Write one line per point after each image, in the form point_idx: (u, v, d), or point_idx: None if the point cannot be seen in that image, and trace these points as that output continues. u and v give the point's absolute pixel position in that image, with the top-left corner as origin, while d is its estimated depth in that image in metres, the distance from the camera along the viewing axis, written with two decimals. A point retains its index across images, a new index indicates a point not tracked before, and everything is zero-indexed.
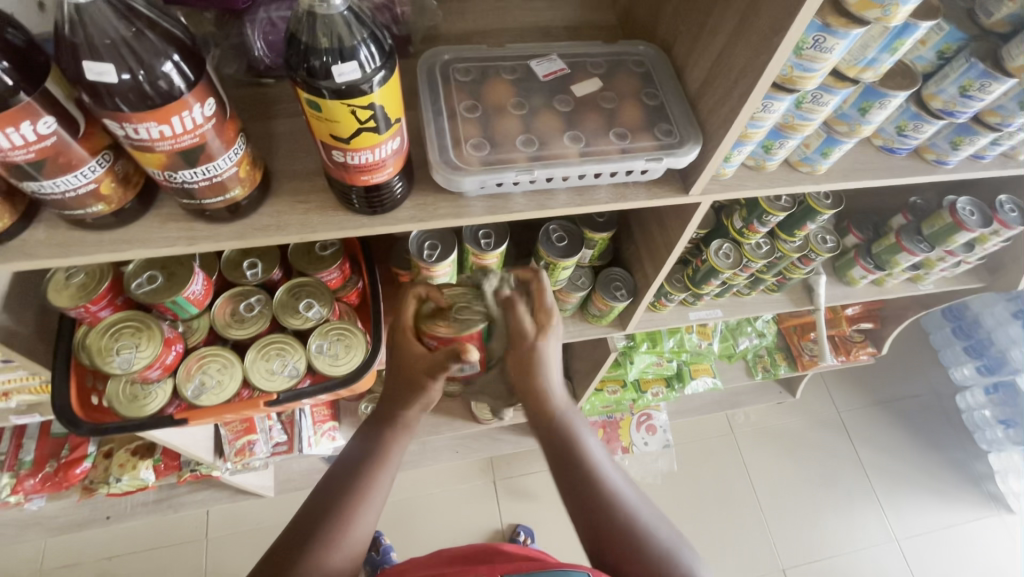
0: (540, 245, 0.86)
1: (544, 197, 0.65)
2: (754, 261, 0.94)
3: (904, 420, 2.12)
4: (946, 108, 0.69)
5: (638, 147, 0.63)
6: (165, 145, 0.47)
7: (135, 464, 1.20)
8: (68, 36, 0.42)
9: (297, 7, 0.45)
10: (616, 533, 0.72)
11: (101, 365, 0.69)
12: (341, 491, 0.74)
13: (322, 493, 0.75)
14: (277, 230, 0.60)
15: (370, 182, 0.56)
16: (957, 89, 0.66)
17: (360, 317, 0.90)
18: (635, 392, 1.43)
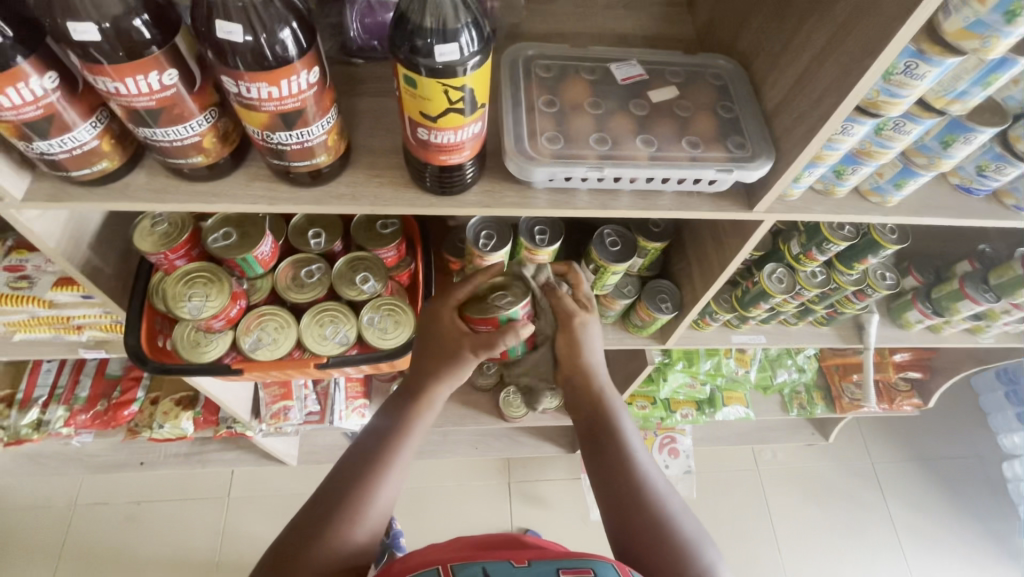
0: (593, 247, 0.87)
1: (608, 197, 0.67)
2: (807, 289, 0.93)
3: (943, 481, 2.01)
4: None
5: (709, 156, 0.63)
6: (270, 106, 0.50)
7: (177, 413, 1.26)
8: None
9: None
10: (638, 522, 0.74)
11: (173, 310, 0.74)
12: (365, 464, 0.77)
13: (353, 462, 0.78)
14: (351, 200, 0.64)
15: (446, 163, 0.58)
16: None
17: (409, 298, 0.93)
18: (664, 411, 1.42)
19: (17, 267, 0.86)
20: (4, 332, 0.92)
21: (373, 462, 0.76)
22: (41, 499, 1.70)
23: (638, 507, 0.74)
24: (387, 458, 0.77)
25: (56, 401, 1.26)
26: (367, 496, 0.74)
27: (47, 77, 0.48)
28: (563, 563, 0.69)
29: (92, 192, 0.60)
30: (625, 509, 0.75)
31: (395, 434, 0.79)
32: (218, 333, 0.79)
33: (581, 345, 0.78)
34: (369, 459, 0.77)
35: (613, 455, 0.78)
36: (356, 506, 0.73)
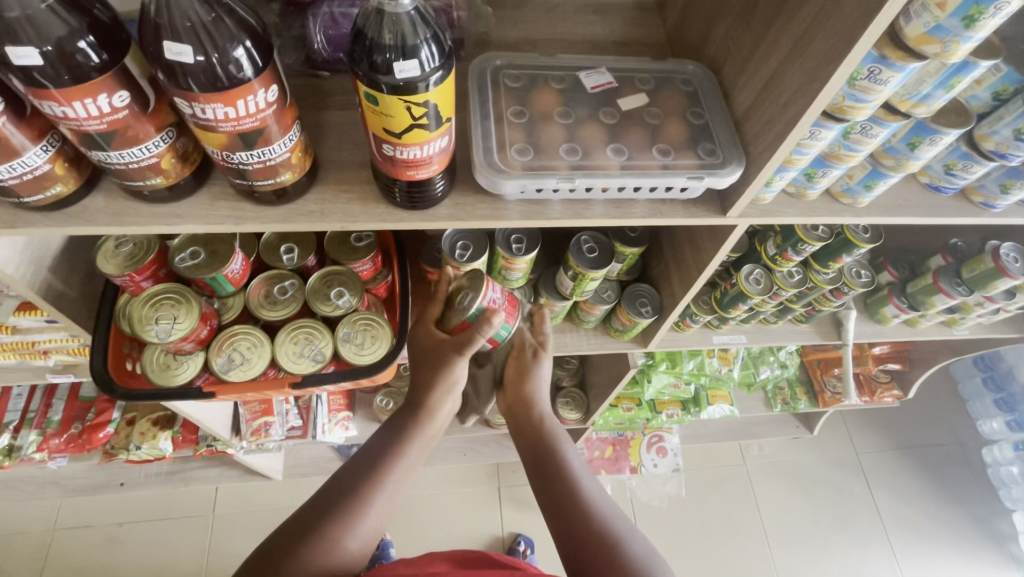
0: (571, 255, 0.86)
1: (581, 207, 0.66)
2: (784, 289, 0.94)
3: (926, 469, 2.05)
4: (997, 149, 0.67)
5: (681, 164, 0.63)
6: (227, 127, 0.49)
7: (155, 434, 1.23)
8: (152, 16, 0.45)
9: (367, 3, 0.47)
10: (594, 540, 0.72)
11: (140, 333, 0.71)
12: (359, 476, 0.76)
13: (343, 476, 0.78)
14: (319, 217, 0.62)
15: (414, 178, 0.57)
16: (1012, 131, 0.65)
17: (387, 310, 0.92)
18: (649, 412, 1.41)
19: None
20: None
21: (366, 474, 0.76)
22: (16, 525, 1.65)
23: (586, 533, 0.73)
24: (383, 471, 0.77)
25: (27, 425, 1.23)
26: (358, 510, 0.73)
27: None
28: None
29: (47, 218, 0.58)
30: (578, 539, 0.73)
31: (392, 449, 0.79)
32: (189, 356, 0.77)
33: (529, 373, 0.85)
34: (365, 472, 0.77)
35: (564, 476, 0.79)
36: (343, 519, 0.72)
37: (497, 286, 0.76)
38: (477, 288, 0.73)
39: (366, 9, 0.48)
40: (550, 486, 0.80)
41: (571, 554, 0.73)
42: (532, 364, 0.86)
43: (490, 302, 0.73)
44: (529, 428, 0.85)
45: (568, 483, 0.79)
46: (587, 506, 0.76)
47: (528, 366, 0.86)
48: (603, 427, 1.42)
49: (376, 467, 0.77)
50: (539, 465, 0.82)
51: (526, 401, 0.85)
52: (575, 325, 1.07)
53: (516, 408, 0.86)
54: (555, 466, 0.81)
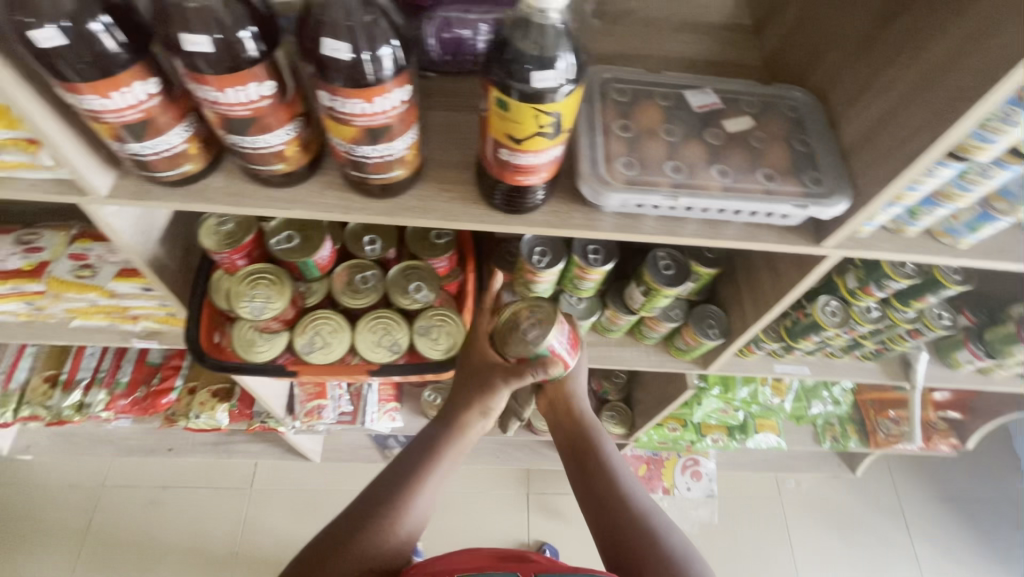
0: (647, 270, 0.86)
1: (675, 224, 0.67)
2: (861, 324, 0.92)
3: (973, 524, 1.96)
4: None
5: (784, 190, 0.63)
6: (361, 121, 0.50)
7: (213, 405, 1.27)
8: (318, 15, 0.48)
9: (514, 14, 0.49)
10: (631, 535, 0.74)
11: (236, 309, 0.75)
12: (401, 474, 0.79)
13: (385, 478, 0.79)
14: (421, 213, 0.64)
15: (521, 182, 0.59)
16: None
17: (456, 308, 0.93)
18: (695, 434, 1.39)
19: (81, 255, 0.88)
20: (62, 317, 0.94)
21: (406, 473, 0.78)
22: (70, 478, 1.73)
23: (623, 531, 0.74)
24: (422, 469, 0.79)
25: (97, 384, 1.29)
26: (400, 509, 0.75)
27: (150, 82, 0.49)
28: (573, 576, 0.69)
29: (173, 193, 0.61)
30: (614, 533, 0.75)
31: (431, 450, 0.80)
32: (275, 334, 0.80)
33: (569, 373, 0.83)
34: (406, 474, 0.78)
35: (598, 471, 0.80)
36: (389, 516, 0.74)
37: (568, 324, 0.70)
38: (548, 327, 0.67)
39: (516, 14, 0.49)
40: (588, 478, 0.80)
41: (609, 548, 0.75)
42: (573, 364, 0.84)
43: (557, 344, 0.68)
44: (569, 418, 0.84)
45: (606, 477, 0.79)
46: (624, 499, 0.77)
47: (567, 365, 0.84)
48: (645, 445, 1.41)
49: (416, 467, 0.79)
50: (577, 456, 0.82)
51: (566, 396, 0.84)
52: (635, 340, 1.07)
53: (556, 403, 0.86)
54: (595, 459, 0.81)
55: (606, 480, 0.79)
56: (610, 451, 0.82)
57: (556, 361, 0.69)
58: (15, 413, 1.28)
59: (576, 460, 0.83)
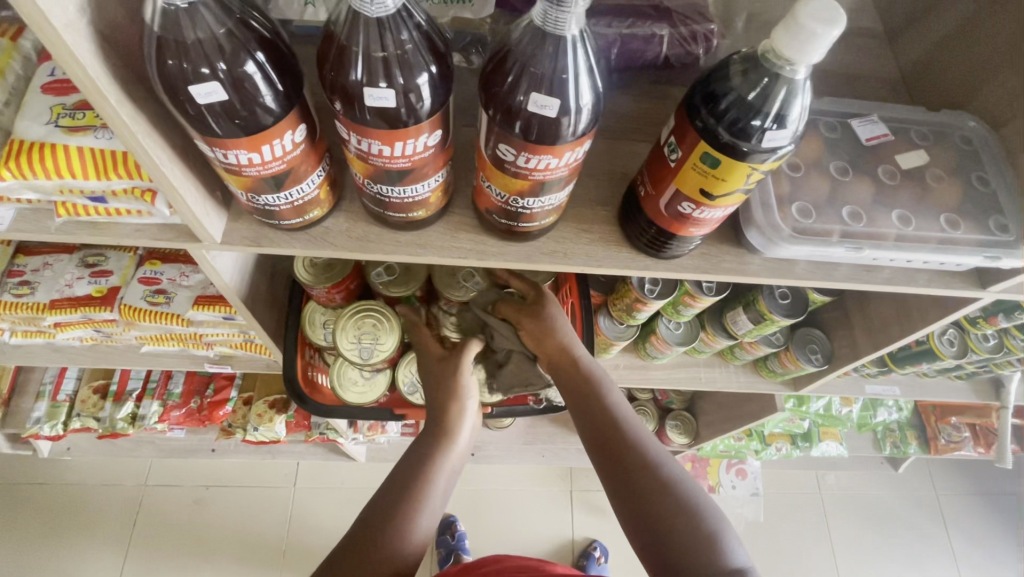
0: (763, 298, 0.81)
1: (830, 267, 0.61)
2: (977, 353, 0.88)
3: (1007, 518, 1.99)
4: None
5: (964, 238, 0.57)
6: (538, 176, 0.44)
7: (272, 417, 1.23)
8: (515, 57, 0.39)
9: (747, 52, 0.42)
10: (667, 517, 0.63)
11: (345, 352, 0.70)
12: (407, 469, 0.70)
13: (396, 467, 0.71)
14: (561, 257, 0.58)
15: (684, 234, 0.53)
16: None
17: None
18: (759, 443, 1.37)
19: (152, 280, 0.82)
20: (132, 342, 0.89)
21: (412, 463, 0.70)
22: (111, 478, 1.71)
23: (656, 510, 0.64)
24: (426, 455, 0.70)
25: (149, 395, 1.24)
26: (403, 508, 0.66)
27: (297, 130, 0.42)
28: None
29: (291, 238, 0.55)
30: (646, 515, 0.64)
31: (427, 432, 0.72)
32: (376, 373, 0.76)
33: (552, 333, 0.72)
34: (405, 470, 0.70)
35: (624, 446, 0.68)
36: (398, 516, 0.65)
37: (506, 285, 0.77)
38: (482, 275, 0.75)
39: (754, 50, 0.42)
40: (609, 450, 0.69)
41: (641, 530, 0.64)
42: (542, 322, 0.72)
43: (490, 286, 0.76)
44: (573, 379, 0.71)
45: (634, 453, 0.67)
46: (658, 476, 0.66)
47: (525, 321, 0.73)
48: (708, 454, 1.39)
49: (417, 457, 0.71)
50: (589, 425, 0.70)
51: (560, 356, 0.72)
52: (723, 360, 1.02)
53: (563, 373, 0.72)
54: (613, 428, 0.69)
55: (633, 454, 0.67)
56: (626, 415, 0.70)
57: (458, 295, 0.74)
58: (66, 425, 1.23)
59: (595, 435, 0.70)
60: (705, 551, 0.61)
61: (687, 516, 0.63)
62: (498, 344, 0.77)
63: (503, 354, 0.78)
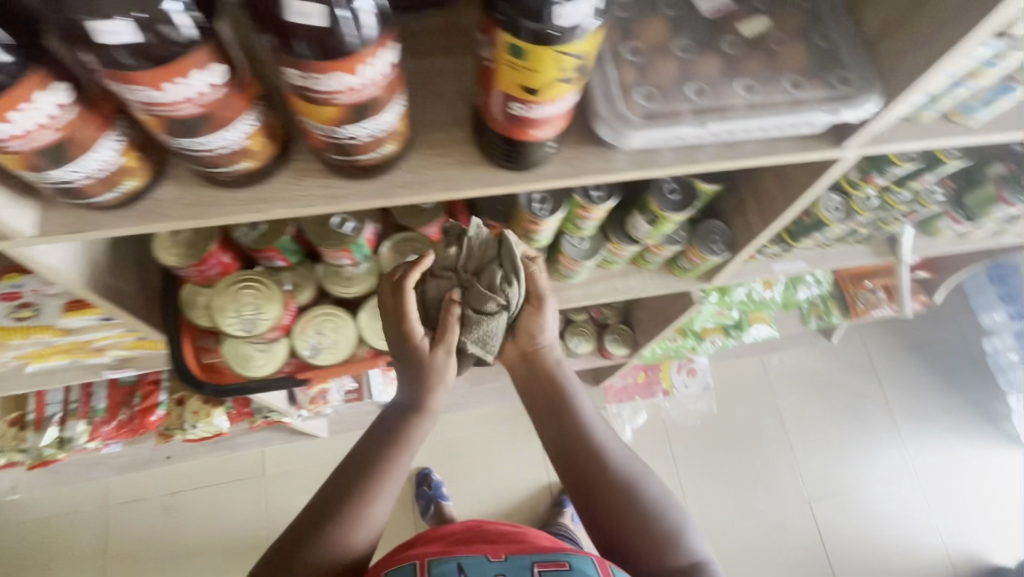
0: (652, 198, 0.81)
1: (695, 150, 0.60)
2: (861, 214, 0.92)
3: (931, 363, 2.19)
4: None
5: (810, 97, 0.57)
6: (343, 98, 0.41)
7: (208, 412, 1.21)
8: None
9: None
10: (628, 515, 0.71)
11: (226, 327, 0.69)
12: (370, 470, 0.72)
13: (354, 469, 0.73)
14: (418, 187, 0.56)
15: (532, 138, 0.51)
16: None
17: None
18: (694, 340, 1.43)
19: (13, 294, 0.74)
20: (14, 364, 0.83)
21: (378, 467, 0.72)
22: (69, 506, 1.65)
23: (618, 506, 0.71)
24: (392, 456, 0.73)
25: (73, 417, 1.18)
26: (369, 496, 0.70)
27: (53, 90, 0.38)
28: (538, 556, 0.72)
29: (118, 217, 0.51)
30: (604, 508, 0.72)
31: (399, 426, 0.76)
32: (271, 343, 0.74)
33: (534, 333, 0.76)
34: (369, 467, 0.72)
35: (588, 448, 0.75)
36: (357, 512, 0.69)
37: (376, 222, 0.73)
38: (358, 219, 0.70)
39: None
40: (575, 447, 0.76)
41: (599, 524, 0.73)
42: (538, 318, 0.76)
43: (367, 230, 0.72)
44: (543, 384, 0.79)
45: (595, 455, 0.74)
46: (620, 476, 0.73)
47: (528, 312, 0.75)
48: (648, 359, 1.45)
49: (384, 448, 0.74)
50: (554, 424, 0.78)
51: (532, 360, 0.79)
52: (637, 267, 1.04)
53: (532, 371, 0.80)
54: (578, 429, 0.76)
55: (597, 455, 0.74)
56: (586, 416, 0.78)
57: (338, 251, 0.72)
58: None
59: (559, 431, 0.77)
60: (658, 546, 0.70)
61: (645, 513, 0.71)
62: (490, 302, 0.71)
63: (491, 312, 0.72)
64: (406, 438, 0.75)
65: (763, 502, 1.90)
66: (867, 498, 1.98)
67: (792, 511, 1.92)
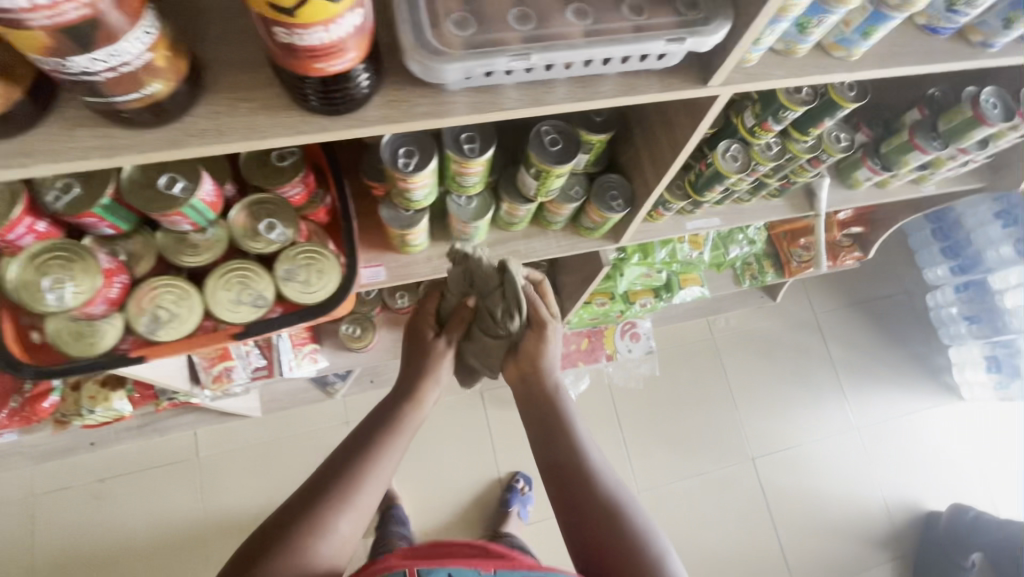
0: (531, 150, 0.76)
1: (539, 89, 0.55)
2: (762, 164, 0.87)
3: (876, 319, 2.21)
4: (930, 23, 0.67)
5: (655, 24, 0.52)
6: (42, 19, 0.34)
7: (106, 396, 1.14)
8: None
9: None
10: (616, 538, 0.66)
11: (37, 302, 0.61)
12: (354, 462, 0.70)
13: (338, 462, 0.71)
14: (216, 135, 0.49)
15: (328, 72, 0.45)
16: (945, 3, 0.65)
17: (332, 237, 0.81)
18: (623, 304, 1.41)
19: None
20: None
21: (363, 458, 0.70)
22: None
23: (607, 526, 0.67)
24: (380, 448, 0.72)
25: None
26: (350, 485, 0.67)
27: None
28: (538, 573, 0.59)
29: None
30: (593, 527, 0.67)
31: (393, 416, 0.77)
32: (100, 320, 0.66)
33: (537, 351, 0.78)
34: (353, 460, 0.70)
35: (581, 466, 0.71)
36: (334, 502, 0.65)
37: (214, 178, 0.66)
38: (189, 175, 0.63)
39: None
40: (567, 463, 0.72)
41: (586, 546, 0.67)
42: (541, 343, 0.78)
43: (205, 189, 0.64)
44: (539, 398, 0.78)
45: (587, 473, 0.70)
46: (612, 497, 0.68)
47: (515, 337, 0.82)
48: (578, 324, 1.43)
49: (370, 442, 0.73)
50: (546, 440, 0.75)
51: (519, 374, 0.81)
52: (542, 229, 0.99)
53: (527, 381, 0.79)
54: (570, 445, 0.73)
55: (588, 473, 0.70)
56: (577, 423, 0.76)
57: (171, 214, 0.63)
58: None
59: (551, 447, 0.74)
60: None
61: (636, 538, 0.66)
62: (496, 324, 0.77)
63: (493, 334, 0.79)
64: (397, 430, 0.75)
65: (709, 462, 1.93)
66: (810, 453, 2.02)
67: (736, 469, 1.95)
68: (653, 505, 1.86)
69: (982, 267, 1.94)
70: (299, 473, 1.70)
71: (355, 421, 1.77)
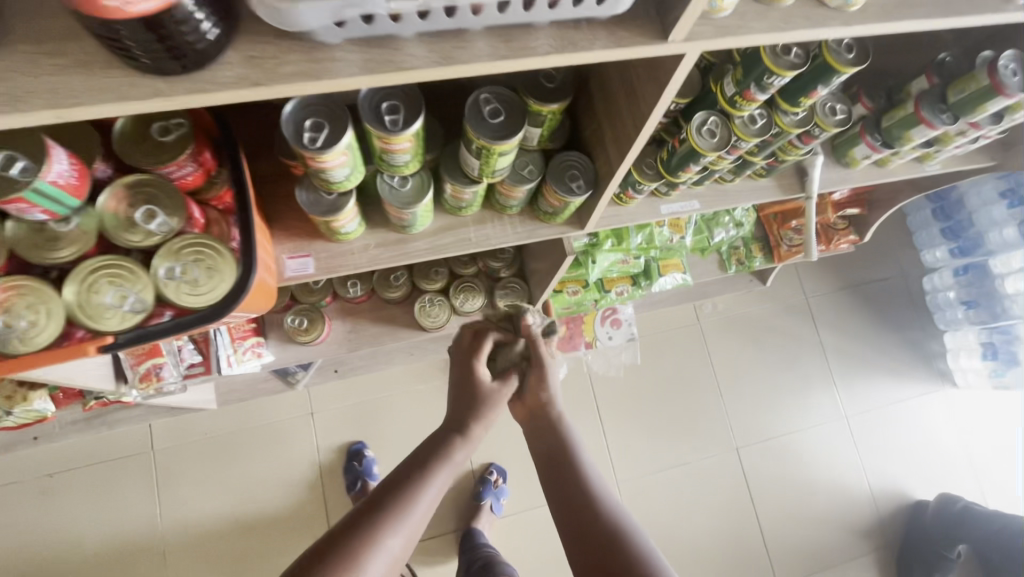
0: (467, 123, 0.64)
1: (451, 43, 0.44)
2: (745, 141, 0.75)
3: (870, 303, 2.12)
4: None
5: None
6: None
7: (25, 397, 1.02)
8: None
9: None
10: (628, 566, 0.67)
11: None
12: (408, 477, 0.73)
13: (393, 482, 0.72)
14: (15, 101, 0.38)
15: (135, 13, 0.33)
16: None
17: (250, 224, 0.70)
18: (598, 292, 1.31)
19: None
20: None
21: (419, 474, 0.73)
22: None
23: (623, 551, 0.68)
24: (434, 468, 0.75)
25: None
26: (405, 498, 0.70)
27: None
28: None
29: None
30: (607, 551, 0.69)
31: (445, 438, 0.79)
32: None
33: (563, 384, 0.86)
34: (410, 475, 0.73)
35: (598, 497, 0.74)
36: (389, 515, 0.68)
37: (66, 151, 0.53)
38: (29, 150, 0.50)
39: None
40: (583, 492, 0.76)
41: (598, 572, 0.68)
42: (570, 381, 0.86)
43: (56, 168, 0.52)
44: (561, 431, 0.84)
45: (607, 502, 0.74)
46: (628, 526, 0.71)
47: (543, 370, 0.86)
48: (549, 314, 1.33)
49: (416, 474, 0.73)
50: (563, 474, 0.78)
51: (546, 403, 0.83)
52: (496, 214, 0.87)
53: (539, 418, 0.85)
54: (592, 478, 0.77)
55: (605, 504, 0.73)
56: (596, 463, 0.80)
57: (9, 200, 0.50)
58: None
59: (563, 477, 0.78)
60: None
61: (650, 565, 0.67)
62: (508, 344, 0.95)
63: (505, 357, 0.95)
64: (451, 454, 0.77)
65: (692, 452, 1.86)
66: (797, 443, 1.95)
67: (720, 458, 1.88)
68: (633, 496, 1.79)
69: (984, 250, 1.84)
70: (261, 466, 1.62)
71: (320, 412, 1.68)
